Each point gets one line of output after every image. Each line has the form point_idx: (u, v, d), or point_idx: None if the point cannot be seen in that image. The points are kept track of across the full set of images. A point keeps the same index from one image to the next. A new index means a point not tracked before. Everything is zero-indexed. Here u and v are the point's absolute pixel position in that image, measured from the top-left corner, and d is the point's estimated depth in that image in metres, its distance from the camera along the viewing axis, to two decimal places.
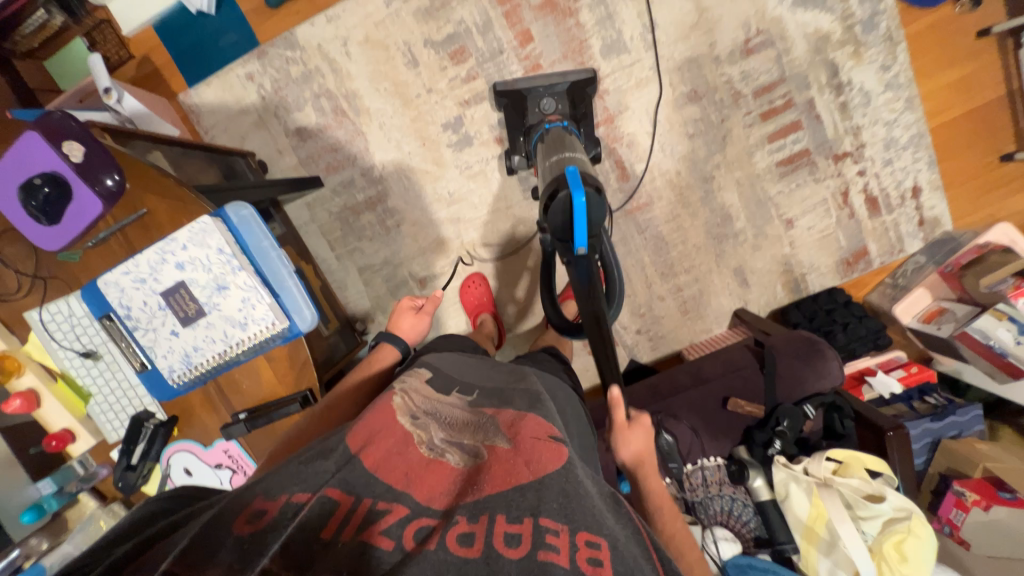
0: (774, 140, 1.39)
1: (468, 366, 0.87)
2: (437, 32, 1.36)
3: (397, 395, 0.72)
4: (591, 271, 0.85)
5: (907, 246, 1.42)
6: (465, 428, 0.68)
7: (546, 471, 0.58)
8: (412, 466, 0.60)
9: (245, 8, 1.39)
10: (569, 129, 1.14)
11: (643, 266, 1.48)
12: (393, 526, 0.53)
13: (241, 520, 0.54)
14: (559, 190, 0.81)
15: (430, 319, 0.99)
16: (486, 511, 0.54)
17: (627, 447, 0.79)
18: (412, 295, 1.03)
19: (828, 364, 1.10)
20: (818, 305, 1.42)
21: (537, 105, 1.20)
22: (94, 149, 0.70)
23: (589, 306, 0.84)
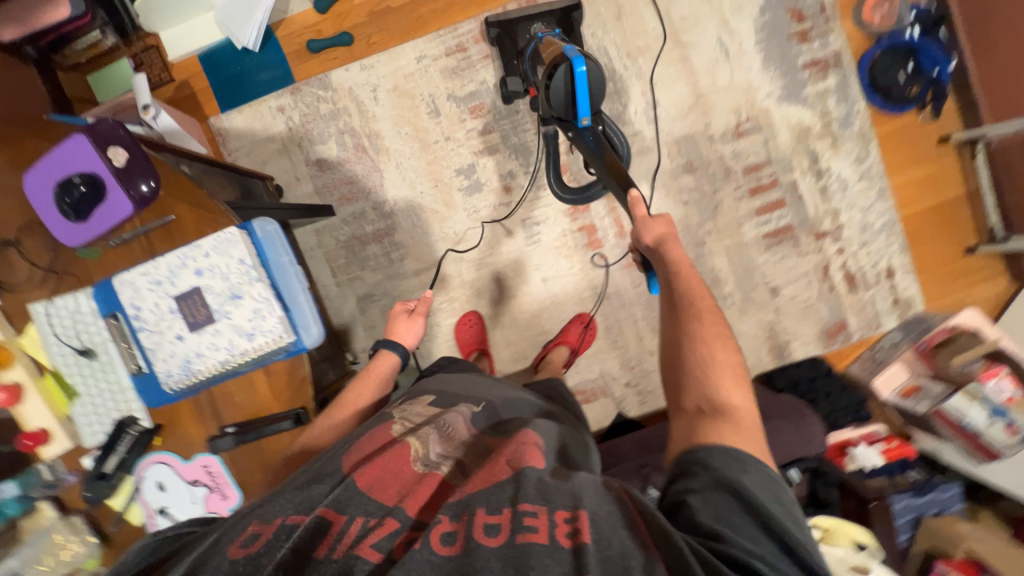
0: (761, 214, 1.51)
1: (472, 383, 0.89)
2: (460, 88, 1.49)
3: (398, 423, 0.75)
4: (596, 137, 1.09)
5: (884, 323, 1.51)
6: (462, 444, 0.71)
7: (523, 465, 0.61)
8: (406, 482, 0.63)
9: (287, 50, 1.50)
10: (560, 34, 1.28)
11: (636, 320, 1.52)
12: (384, 539, 0.56)
13: (237, 544, 0.57)
14: (557, 68, 1.02)
15: (425, 323, 0.97)
16: (467, 510, 0.57)
17: (649, 231, 0.91)
18: (403, 299, 1.01)
19: (813, 429, 1.11)
20: (801, 373, 1.47)
21: (527, 31, 1.38)
22: (136, 157, 0.75)
23: (602, 161, 1.08)
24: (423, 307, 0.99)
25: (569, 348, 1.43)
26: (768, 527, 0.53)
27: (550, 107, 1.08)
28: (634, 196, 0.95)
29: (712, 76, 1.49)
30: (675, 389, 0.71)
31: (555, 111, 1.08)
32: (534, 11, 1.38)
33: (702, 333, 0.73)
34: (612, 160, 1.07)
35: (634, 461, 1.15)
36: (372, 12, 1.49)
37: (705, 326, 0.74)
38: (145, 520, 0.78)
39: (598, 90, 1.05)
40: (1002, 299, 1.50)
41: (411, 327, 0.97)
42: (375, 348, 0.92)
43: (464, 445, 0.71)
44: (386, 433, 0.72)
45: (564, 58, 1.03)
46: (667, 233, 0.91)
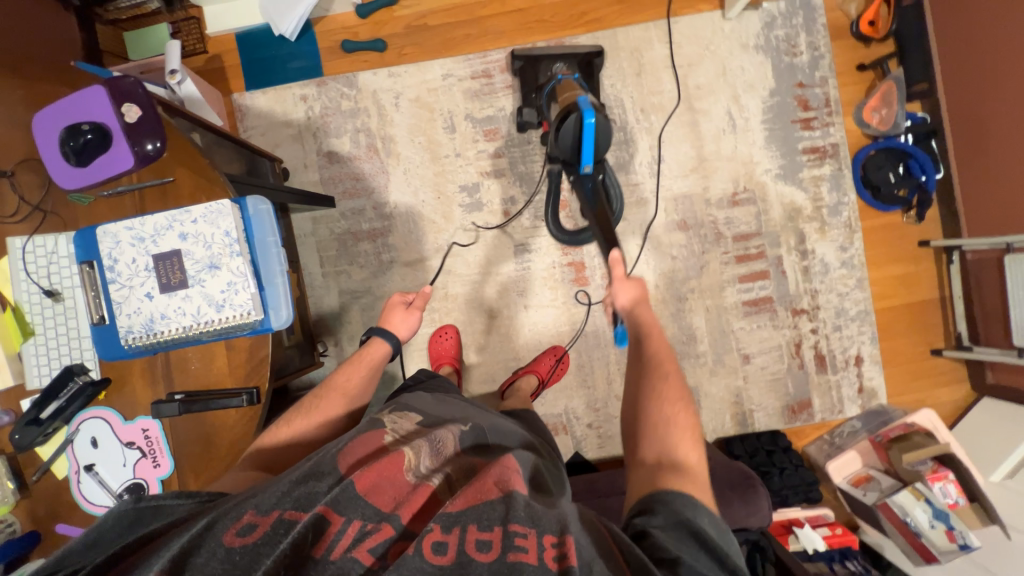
0: (744, 281, 1.56)
1: (453, 405, 0.88)
2: (479, 111, 1.55)
3: (389, 432, 0.72)
4: (594, 185, 1.19)
5: (846, 409, 1.54)
6: (453, 461, 0.69)
7: (514, 488, 0.60)
8: (401, 490, 0.61)
9: (322, 45, 1.56)
10: (579, 80, 1.35)
11: (609, 362, 1.54)
12: (378, 544, 0.54)
13: (232, 532, 0.54)
14: (570, 116, 1.09)
15: (420, 318, 0.98)
16: (459, 522, 0.55)
17: (623, 295, 0.96)
18: (404, 291, 1.01)
19: (759, 501, 1.11)
20: (760, 444, 1.48)
21: (548, 69, 1.45)
22: (149, 116, 0.77)
23: (596, 209, 1.21)
24: (422, 301, 0.99)
25: (537, 379, 1.43)
26: (722, 561, 0.58)
27: (557, 148, 1.16)
28: (614, 255, 0.99)
29: (717, 144, 1.56)
30: (634, 443, 0.76)
31: (562, 154, 1.16)
32: (557, 52, 1.46)
33: (663, 393, 0.79)
34: (604, 211, 1.20)
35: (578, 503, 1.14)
36: (409, 26, 1.56)
37: (668, 388, 0.80)
38: (70, 474, 0.75)
39: (603, 141, 1.13)
40: (962, 406, 1.54)
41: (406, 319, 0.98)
42: (367, 335, 0.94)
43: (454, 458, 0.69)
44: (376, 440, 0.70)
45: (576, 107, 1.09)
46: (638, 296, 0.96)
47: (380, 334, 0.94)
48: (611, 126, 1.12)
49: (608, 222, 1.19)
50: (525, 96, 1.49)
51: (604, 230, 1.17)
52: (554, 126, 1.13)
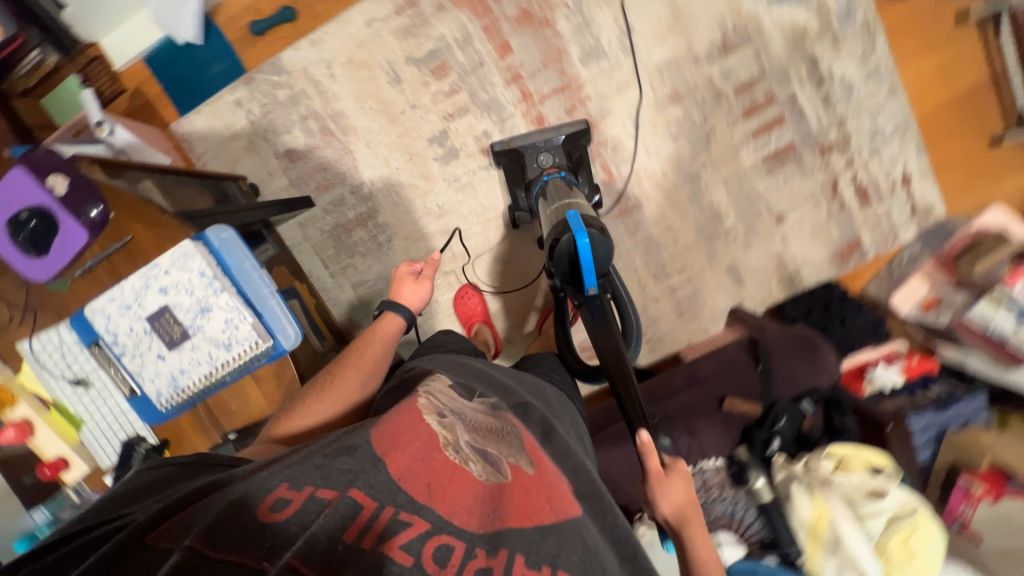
0: (758, 136, 1.41)
1: (480, 371, 0.76)
2: (418, 49, 1.39)
3: (421, 396, 0.62)
4: (604, 310, 0.91)
5: (901, 235, 1.42)
6: (489, 434, 0.61)
7: (566, 516, 0.56)
8: (438, 476, 0.54)
9: (231, 38, 1.41)
10: (568, 178, 1.23)
11: (635, 268, 1.48)
12: (413, 541, 0.49)
13: (266, 507, 0.49)
14: (562, 233, 0.88)
15: (431, 286, 0.92)
16: (506, 545, 0.51)
17: (668, 502, 0.72)
18: (410, 261, 0.94)
19: (825, 358, 1.08)
20: (815, 300, 1.42)
21: (535, 160, 1.29)
22: (77, 181, 0.74)
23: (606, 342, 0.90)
24: (430, 270, 0.93)
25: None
26: None
27: (552, 271, 0.93)
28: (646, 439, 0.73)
29: None
30: None
31: (558, 276, 0.94)
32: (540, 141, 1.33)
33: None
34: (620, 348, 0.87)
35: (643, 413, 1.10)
36: None
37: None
38: None
39: (606, 258, 0.89)
40: None
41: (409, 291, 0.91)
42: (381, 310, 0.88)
43: (497, 434, 0.61)
44: (411, 402, 0.61)
45: (566, 226, 0.89)
46: (688, 498, 0.73)
47: (394, 307, 0.88)
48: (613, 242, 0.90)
49: (626, 364, 0.84)
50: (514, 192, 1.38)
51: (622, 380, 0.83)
52: (546, 248, 0.93)
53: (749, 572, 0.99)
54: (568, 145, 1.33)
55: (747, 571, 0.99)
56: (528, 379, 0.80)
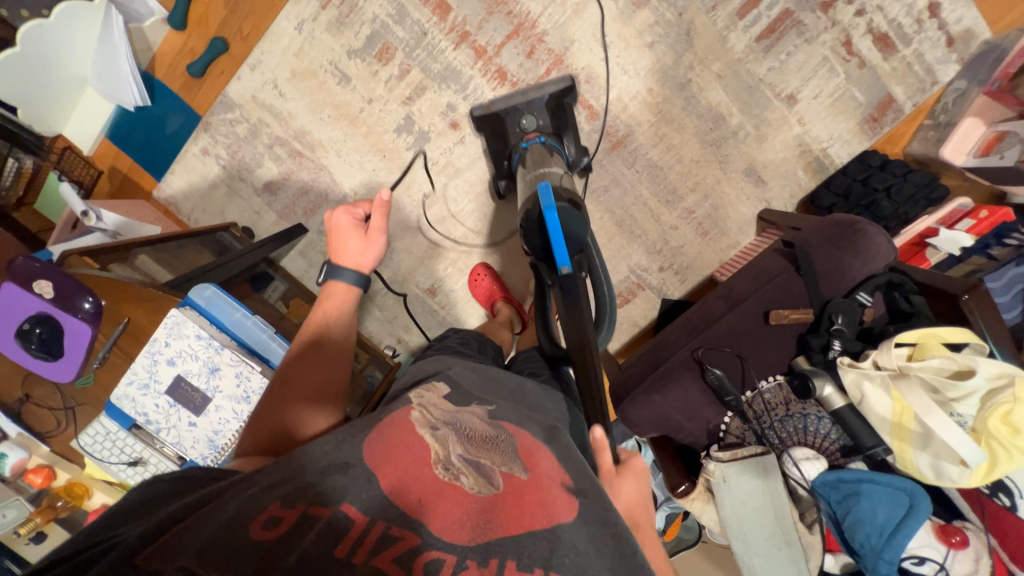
0: (745, 14, 1.23)
1: (480, 372, 0.77)
2: (355, 39, 1.30)
3: (415, 408, 0.59)
4: (578, 288, 0.82)
5: (940, 75, 1.25)
6: (486, 441, 0.56)
7: (561, 523, 0.49)
8: (427, 490, 0.49)
9: (175, 88, 1.36)
10: (549, 142, 1.11)
11: (644, 200, 1.38)
12: (405, 555, 0.44)
13: (258, 523, 0.44)
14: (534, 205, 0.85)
15: (383, 241, 0.84)
16: (497, 555, 0.45)
17: (618, 497, 0.65)
18: (351, 207, 0.85)
19: (873, 241, 0.97)
20: (851, 178, 1.27)
21: (517, 125, 1.17)
22: (60, 281, 0.76)
23: (577, 324, 0.83)
24: (379, 222, 0.83)
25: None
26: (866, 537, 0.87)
27: (527, 248, 0.89)
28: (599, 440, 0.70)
29: None
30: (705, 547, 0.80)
31: (534, 254, 0.88)
32: (521, 100, 1.18)
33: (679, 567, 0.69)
34: (586, 332, 0.81)
35: (686, 349, 1.04)
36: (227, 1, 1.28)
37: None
38: None
39: (578, 230, 0.83)
40: None
41: (359, 245, 0.82)
42: (327, 277, 0.80)
43: (491, 441, 0.56)
44: (404, 414, 0.58)
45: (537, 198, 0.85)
46: (641, 500, 0.67)
47: (338, 271, 0.80)
48: (587, 217, 0.84)
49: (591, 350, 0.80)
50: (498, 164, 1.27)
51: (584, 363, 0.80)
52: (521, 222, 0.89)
53: (835, 484, 0.92)
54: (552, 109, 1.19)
55: (834, 483, 0.92)
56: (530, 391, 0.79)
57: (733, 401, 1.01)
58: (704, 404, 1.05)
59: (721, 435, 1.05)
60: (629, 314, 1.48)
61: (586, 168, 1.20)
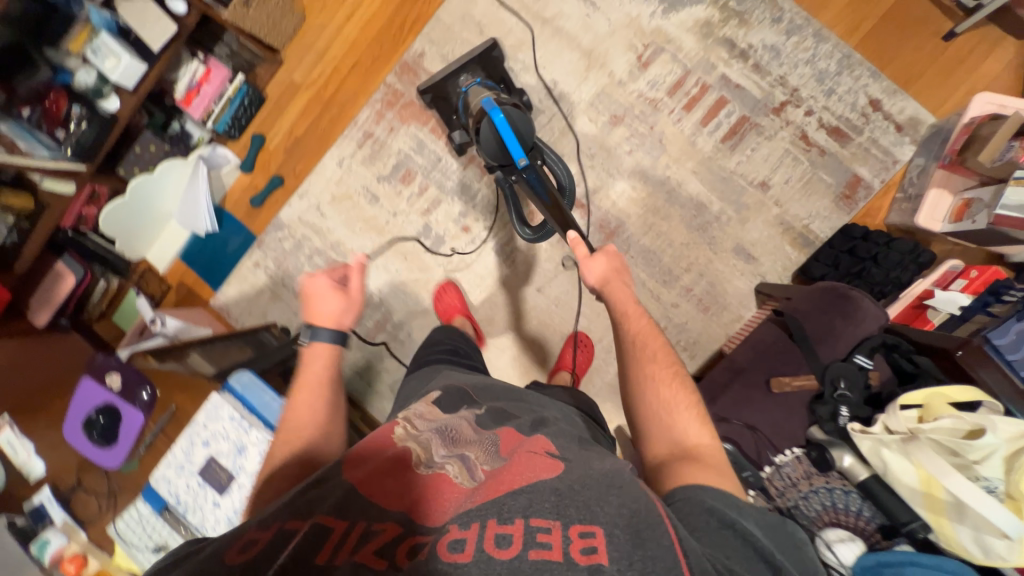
0: (708, 122, 1.44)
1: (477, 383, 0.96)
2: (384, 168, 1.59)
3: (400, 425, 0.74)
4: (538, 171, 1.14)
5: (899, 155, 1.38)
6: (466, 442, 0.71)
7: (539, 479, 0.61)
8: (412, 488, 0.62)
9: (239, 215, 1.66)
10: (485, 83, 1.33)
11: (642, 282, 1.48)
12: (385, 546, 0.53)
13: (237, 551, 0.53)
14: (484, 119, 1.15)
15: (361, 298, 0.95)
16: (477, 518, 0.55)
17: (592, 273, 0.97)
18: (328, 272, 0.96)
19: (862, 305, 1.00)
20: (837, 249, 1.35)
21: (457, 84, 1.39)
22: (128, 375, 1.03)
23: (548, 199, 1.16)
24: (356, 283, 0.95)
25: (569, 371, 1.42)
26: None
27: (486, 154, 1.19)
28: (573, 238, 1.00)
29: (591, 30, 1.47)
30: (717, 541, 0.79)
31: (493, 156, 1.18)
32: (456, 65, 1.40)
33: (656, 376, 0.82)
34: (558, 201, 1.15)
35: None
36: (286, 150, 1.63)
37: (660, 370, 0.83)
38: None
39: (524, 129, 1.16)
40: (1017, 65, 1.33)
41: (339, 303, 0.92)
42: (310, 340, 0.90)
43: (471, 442, 0.71)
44: (388, 434, 0.72)
45: (485, 113, 1.17)
46: (612, 270, 0.98)
47: (318, 331, 0.89)
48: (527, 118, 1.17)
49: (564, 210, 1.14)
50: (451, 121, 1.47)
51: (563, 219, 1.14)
52: (476, 137, 1.20)
53: (877, 569, 0.82)
54: (483, 63, 1.40)
55: (875, 568, 0.82)
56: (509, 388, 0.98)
57: (751, 478, 0.98)
58: None
59: None
60: None
61: (527, 102, 1.42)
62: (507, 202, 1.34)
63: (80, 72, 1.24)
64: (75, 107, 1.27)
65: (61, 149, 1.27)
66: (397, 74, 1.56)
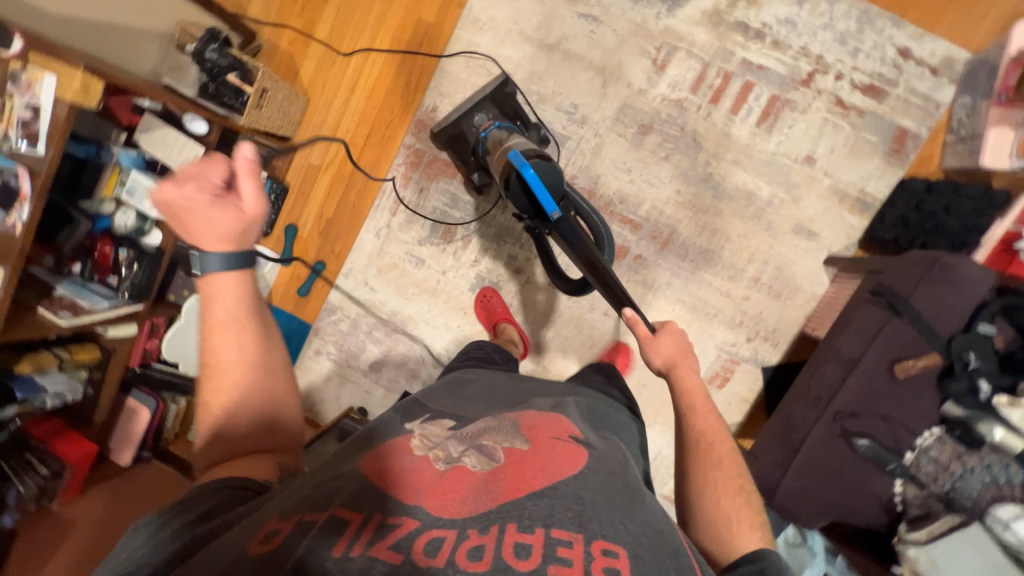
0: (738, 110, 1.42)
1: (487, 390, 0.90)
2: (423, 229, 1.57)
3: (416, 434, 0.68)
4: (574, 226, 1.06)
5: (940, 98, 1.35)
6: (483, 435, 0.67)
7: (562, 476, 0.59)
8: (425, 479, 0.58)
9: (289, 308, 1.65)
10: (504, 125, 1.30)
11: (709, 282, 1.46)
12: (403, 538, 0.50)
13: (256, 538, 0.50)
14: (512, 172, 1.06)
15: (259, 210, 0.69)
16: (497, 520, 0.52)
17: (657, 354, 0.93)
18: (208, 169, 0.67)
19: (965, 270, 0.96)
20: (901, 208, 1.33)
21: (471, 124, 1.37)
22: None
23: (583, 253, 1.08)
24: (248, 189, 0.68)
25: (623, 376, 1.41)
26: None
27: (518, 209, 1.10)
28: (630, 316, 0.97)
29: (599, 45, 1.45)
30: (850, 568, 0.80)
31: (524, 211, 1.10)
32: (469, 105, 1.38)
33: (722, 485, 0.76)
34: (595, 255, 1.07)
35: (825, 427, 1.02)
36: (320, 233, 1.62)
37: (726, 479, 0.76)
38: None
39: (557, 183, 1.05)
40: None
41: (232, 225, 0.66)
42: (201, 269, 0.67)
43: (491, 433, 0.68)
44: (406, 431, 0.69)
45: (513, 167, 1.06)
46: (678, 351, 0.93)
47: (206, 257, 0.66)
48: (556, 165, 1.05)
49: (602, 267, 1.06)
50: (467, 161, 1.44)
51: (614, 294, 1.05)
52: (504, 190, 1.10)
53: None
54: (496, 99, 1.38)
55: None
56: (530, 387, 0.93)
57: (898, 470, 0.98)
58: (865, 478, 1.01)
59: (902, 509, 0.99)
60: (733, 392, 1.47)
61: (545, 139, 1.38)
62: (542, 254, 1.24)
63: (121, 215, 1.22)
64: (122, 251, 1.25)
65: (119, 295, 1.24)
66: (414, 133, 1.54)
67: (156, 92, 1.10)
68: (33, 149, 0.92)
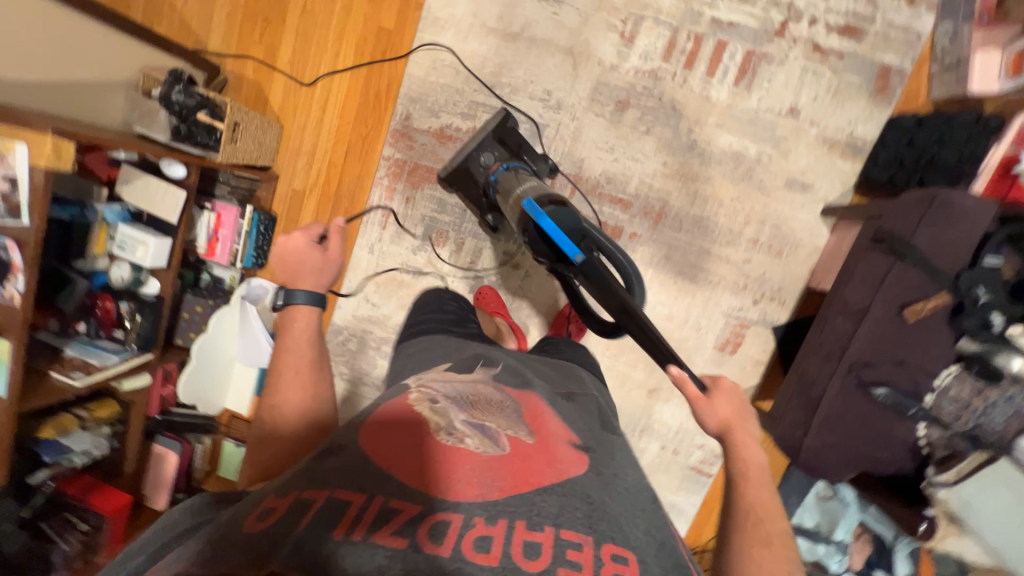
0: (714, 71, 1.39)
1: (495, 352, 0.94)
2: (415, 238, 1.56)
3: (415, 392, 0.68)
4: (598, 266, 1.00)
5: (920, 29, 1.31)
6: (485, 411, 0.66)
7: (569, 474, 0.59)
8: (427, 458, 0.56)
9: None
10: (512, 165, 1.25)
11: (708, 250, 1.44)
12: (406, 525, 0.48)
13: (253, 519, 0.49)
14: (528, 223, 1.05)
15: (339, 261, 0.94)
16: (505, 515, 0.51)
17: (713, 415, 0.83)
18: (307, 229, 0.94)
19: (963, 204, 0.94)
20: (893, 147, 1.30)
21: (479, 165, 1.32)
22: None
23: (614, 298, 1.02)
24: (336, 244, 0.94)
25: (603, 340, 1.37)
26: None
27: (541, 255, 1.08)
28: (678, 374, 0.88)
29: (564, 27, 1.42)
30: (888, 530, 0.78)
31: (548, 258, 1.07)
32: (474, 144, 1.33)
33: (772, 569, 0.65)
34: (628, 302, 1.02)
35: (841, 380, 1.01)
36: None
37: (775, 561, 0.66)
38: None
39: (575, 227, 1.00)
40: None
41: (319, 264, 0.91)
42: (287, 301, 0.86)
43: (492, 413, 0.66)
44: (402, 401, 0.66)
45: (530, 216, 1.04)
46: (734, 411, 0.84)
47: (296, 295, 0.86)
48: (572, 209, 1.02)
49: (635, 313, 1.01)
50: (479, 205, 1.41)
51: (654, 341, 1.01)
52: (524, 239, 1.10)
53: None
54: (499, 134, 1.32)
55: None
56: (553, 358, 0.99)
57: (918, 414, 0.98)
58: (889, 425, 1.00)
59: (928, 452, 1.00)
60: (746, 355, 1.47)
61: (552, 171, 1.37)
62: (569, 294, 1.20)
63: (114, 270, 1.24)
64: (122, 304, 1.27)
65: (127, 347, 1.27)
66: (392, 142, 1.53)
67: (129, 143, 1.10)
68: (17, 220, 0.92)
